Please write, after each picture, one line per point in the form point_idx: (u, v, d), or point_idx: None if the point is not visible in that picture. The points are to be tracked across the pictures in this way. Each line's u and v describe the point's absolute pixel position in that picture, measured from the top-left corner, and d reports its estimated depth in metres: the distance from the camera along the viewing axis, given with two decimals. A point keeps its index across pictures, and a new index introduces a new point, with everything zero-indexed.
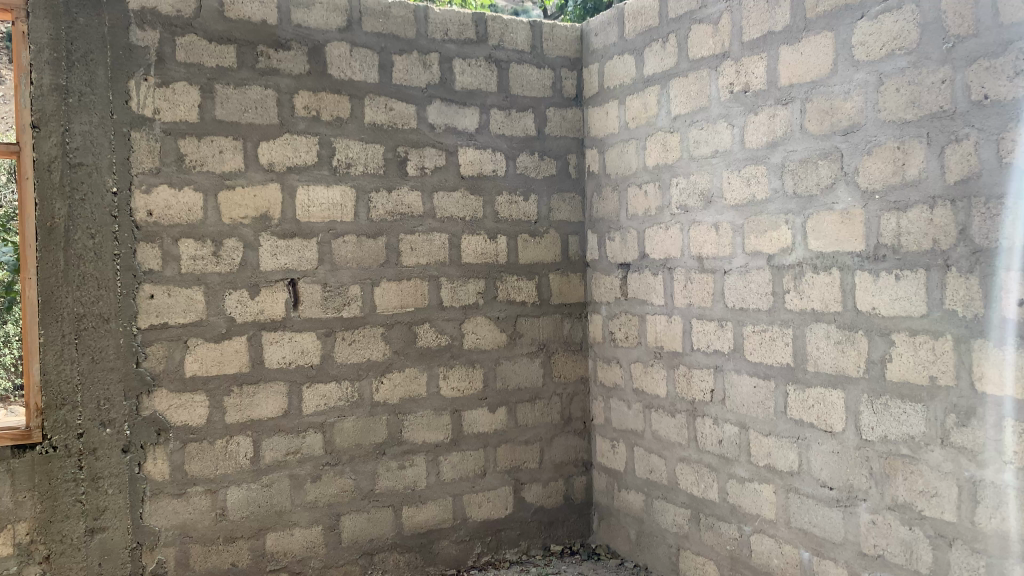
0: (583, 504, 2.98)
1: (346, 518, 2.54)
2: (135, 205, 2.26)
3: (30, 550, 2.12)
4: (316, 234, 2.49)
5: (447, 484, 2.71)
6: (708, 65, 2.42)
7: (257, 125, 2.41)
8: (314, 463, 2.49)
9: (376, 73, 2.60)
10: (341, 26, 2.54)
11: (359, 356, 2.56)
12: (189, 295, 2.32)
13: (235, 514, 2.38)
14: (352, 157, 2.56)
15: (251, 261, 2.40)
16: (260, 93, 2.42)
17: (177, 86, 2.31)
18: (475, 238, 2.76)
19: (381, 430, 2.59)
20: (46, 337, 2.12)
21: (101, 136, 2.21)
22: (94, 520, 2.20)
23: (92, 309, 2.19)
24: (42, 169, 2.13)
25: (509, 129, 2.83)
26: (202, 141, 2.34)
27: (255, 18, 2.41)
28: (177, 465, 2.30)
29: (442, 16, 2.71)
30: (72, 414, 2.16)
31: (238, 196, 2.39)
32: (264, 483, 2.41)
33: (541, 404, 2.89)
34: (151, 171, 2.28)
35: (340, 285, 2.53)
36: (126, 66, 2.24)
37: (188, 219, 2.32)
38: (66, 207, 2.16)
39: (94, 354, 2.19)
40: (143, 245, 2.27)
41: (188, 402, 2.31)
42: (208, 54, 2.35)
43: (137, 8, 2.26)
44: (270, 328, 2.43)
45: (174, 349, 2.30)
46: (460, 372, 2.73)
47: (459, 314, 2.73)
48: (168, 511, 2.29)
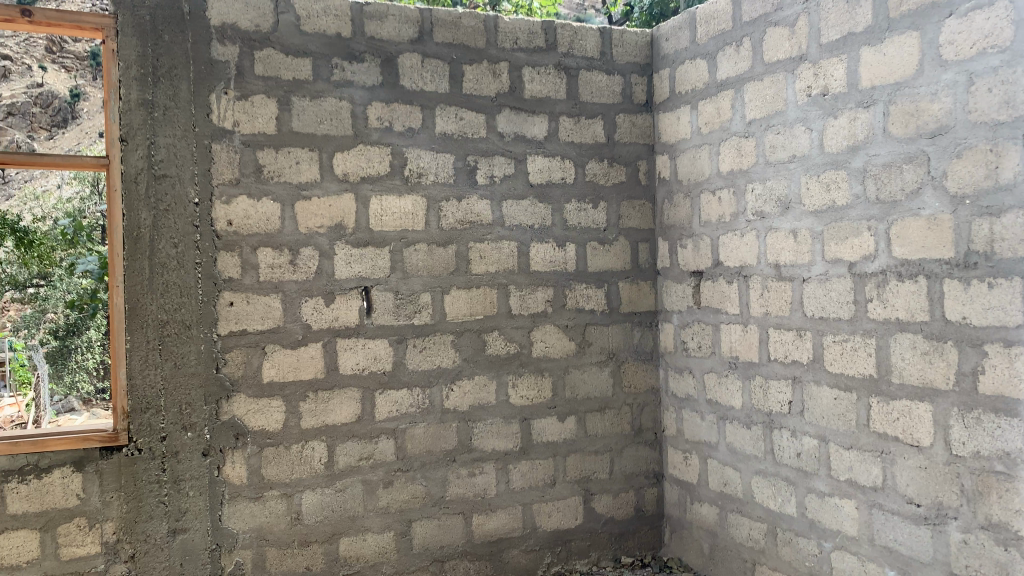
0: (655, 515, 2.93)
1: (417, 524, 2.55)
2: (215, 215, 2.32)
3: (117, 548, 2.21)
4: (389, 242, 2.53)
5: (517, 492, 2.70)
6: (785, 68, 2.36)
7: (332, 136, 2.46)
8: (386, 469, 2.51)
9: (446, 84, 2.62)
10: (413, 38, 2.57)
11: (430, 363, 2.58)
12: (267, 302, 2.37)
13: (310, 518, 2.41)
14: (424, 166, 2.58)
15: (326, 269, 2.45)
16: (335, 104, 2.47)
17: (255, 99, 2.37)
18: (544, 246, 2.75)
19: (452, 437, 2.60)
20: (132, 343, 2.21)
21: (184, 149, 2.29)
22: (176, 522, 2.26)
23: (175, 316, 2.26)
24: (130, 180, 2.22)
25: (579, 136, 2.82)
26: (280, 152, 2.40)
27: (330, 31, 2.47)
28: (254, 469, 2.35)
29: (511, 25, 2.72)
30: (155, 417, 2.24)
31: (314, 205, 2.44)
32: (338, 488, 2.45)
33: (612, 414, 2.86)
34: (231, 182, 2.34)
35: (411, 292, 2.56)
36: (209, 81, 2.32)
37: (266, 229, 2.38)
38: (151, 217, 2.24)
39: (177, 360, 2.26)
40: (223, 253, 2.33)
41: (265, 407, 2.37)
42: (285, 67, 2.41)
43: (218, 24, 2.33)
44: (344, 335, 2.46)
45: (252, 355, 2.36)
46: (530, 381, 2.72)
47: (529, 322, 2.72)
48: (246, 514, 2.34)
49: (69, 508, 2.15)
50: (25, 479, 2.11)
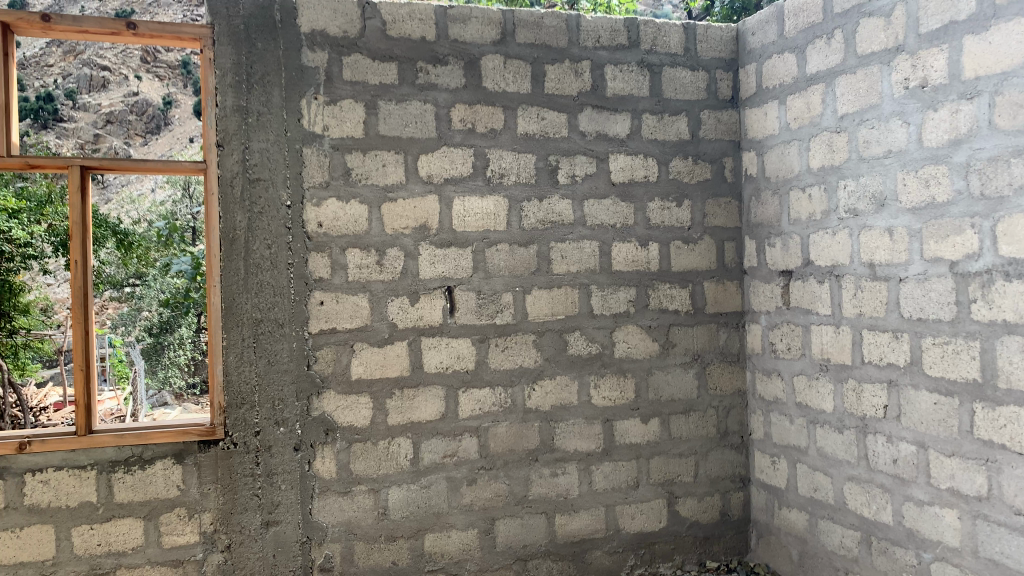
0: (741, 520, 2.87)
1: (500, 522, 2.57)
2: (306, 217, 2.39)
3: (214, 538, 2.30)
4: (471, 242, 2.55)
5: (599, 493, 2.68)
6: (879, 60, 2.28)
7: (417, 139, 2.50)
8: (470, 467, 2.54)
9: (529, 84, 2.63)
10: (495, 39, 2.59)
11: (512, 362, 2.59)
12: (356, 302, 2.43)
13: (396, 513, 2.46)
14: (505, 167, 2.60)
15: (411, 269, 2.49)
16: (420, 107, 2.51)
17: (344, 103, 2.43)
18: (627, 246, 2.73)
19: (534, 437, 2.61)
20: (228, 340, 2.30)
21: (277, 153, 2.36)
22: (269, 514, 2.34)
23: (268, 314, 2.34)
24: (226, 184, 2.31)
25: (663, 133, 2.79)
26: (367, 155, 2.45)
27: (415, 35, 2.51)
28: (343, 464, 2.41)
29: (593, 23, 2.71)
30: (250, 412, 2.32)
31: (400, 207, 2.48)
32: (423, 485, 2.49)
33: (697, 416, 2.81)
34: (321, 185, 2.41)
35: (493, 292, 2.57)
36: (299, 87, 2.39)
37: (354, 230, 2.43)
38: (245, 219, 2.33)
39: (270, 357, 2.34)
40: (314, 254, 2.39)
41: (354, 404, 2.42)
42: (372, 72, 2.46)
43: (308, 31, 2.40)
44: (429, 334, 2.50)
45: (341, 353, 2.41)
46: (612, 382, 2.70)
47: (611, 322, 2.70)
48: (335, 508, 2.40)
49: (170, 498, 2.26)
50: (131, 470, 2.22)
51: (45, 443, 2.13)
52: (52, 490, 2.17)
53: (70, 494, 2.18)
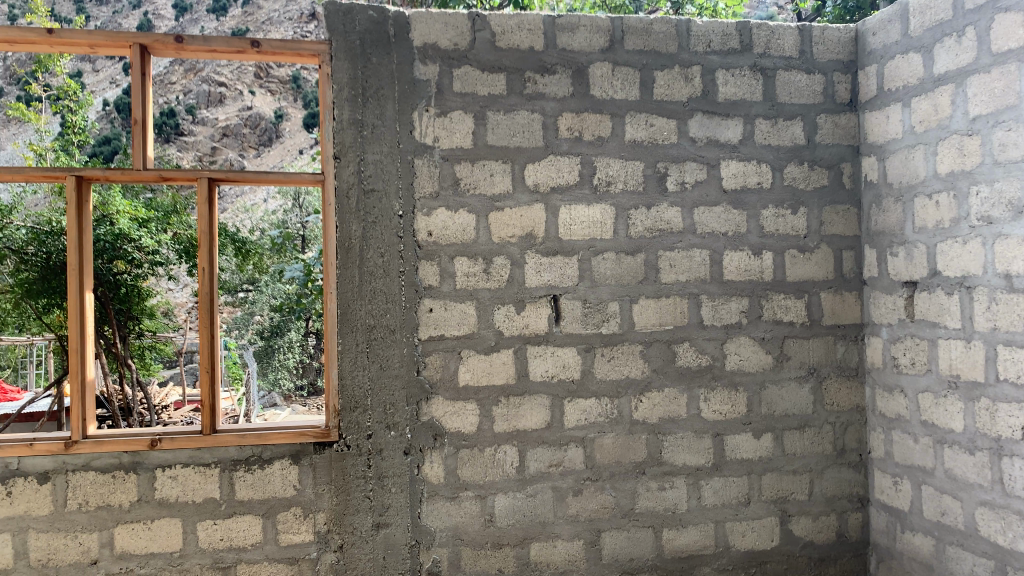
0: (859, 542, 2.74)
1: (607, 535, 2.54)
2: (417, 226, 2.44)
3: (327, 538, 2.37)
4: (577, 251, 2.54)
5: (709, 509, 2.61)
6: (1017, 57, 2.14)
7: (524, 148, 2.52)
8: (576, 477, 2.52)
9: (637, 91, 2.60)
10: (604, 47, 2.58)
11: (619, 372, 2.56)
12: (464, 309, 2.46)
13: (503, 521, 2.47)
14: (613, 175, 2.58)
15: (517, 278, 2.50)
16: (527, 117, 2.52)
17: (454, 115, 2.47)
18: (739, 255, 2.66)
19: (641, 449, 2.57)
20: (343, 345, 2.38)
21: (390, 164, 2.43)
22: (379, 516, 2.39)
23: (381, 321, 2.41)
24: (342, 195, 2.39)
25: (776, 138, 2.70)
26: (475, 165, 2.48)
27: (524, 46, 2.52)
28: (451, 469, 2.44)
29: (704, 28, 2.66)
30: (362, 416, 2.39)
31: (507, 215, 2.50)
32: (529, 493, 2.49)
33: (812, 432, 2.70)
34: (431, 195, 2.45)
35: (600, 301, 2.55)
36: (412, 99, 2.45)
37: (462, 239, 2.46)
38: (360, 228, 2.40)
39: (382, 362, 2.40)
40: (424, 263, 2.44)
41: (461, 410, 2.45)
42: (481, 83, 2.49)
43: (420, 45, 2.46)
44: (535, 342, 2.50)
45: (449, 360, 2.45)
46: (723, 395, 2.63)
47: (721, 333, 2.64)
48: (443, 513, 2.43)
49: (286, 497, 2.34)
50: (251, 469, 2.32)
51: (175, 440, 2.26)
52: (180, 485, 2.28)
53: (196, 490, 2.29)
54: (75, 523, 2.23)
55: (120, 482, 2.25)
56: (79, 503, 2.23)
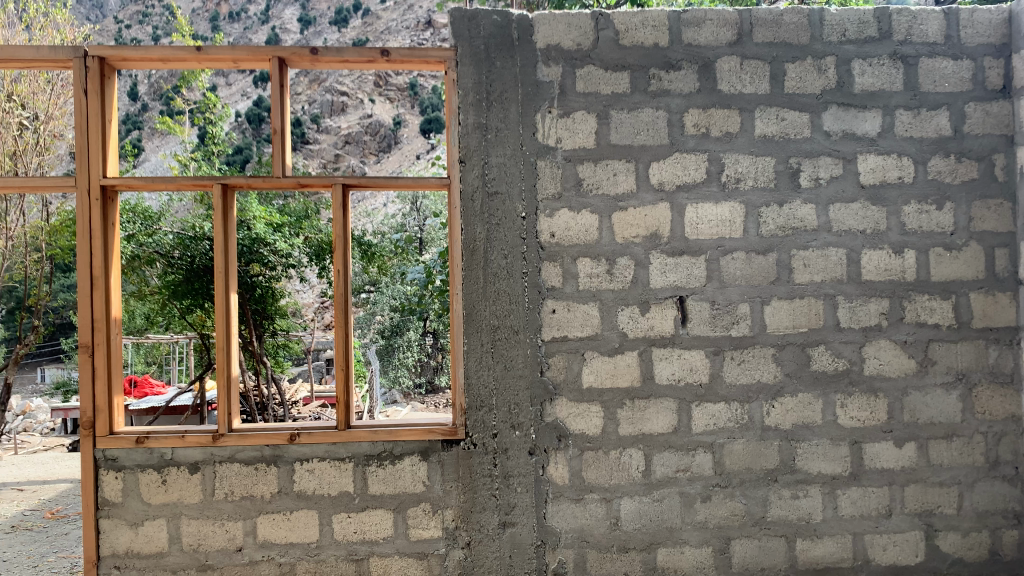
0: (1016, 562, 2.54)
1: (737, 543, 2.47)
2: (540, 228, 2.45)
3: (455, 535, 2.41)
4: (705, 251, 2.48)
5: (846, 520, 2.49)
6: None
7: (649, 146, 2.48)
8: (704, 483, 2.46)
9: (767, 84, 2.51)
10: (731, 40, 2.51)
11: (749, 377, 2.48)
12: (587, 310, 2.44)
13: (629, 524, 2.44)
14: (742, 172, 2.50)
15: (642, 278, 2.46)
16: (652, 114, 2.48)
17: (577, 115, 2.47)
18: (878, 253, 2.52)
19: (773, 456, 2.48)
20: (468, 346, 2.42)
21: (514, 167, 2.44)
22: (506, 515, 2.41)
23: (505, 321, 2.43)
24: (467, 198, 2.43)
25: (919, 130, 2.55)
26: (598, 165, 2.47)
27: (648, 43, 2.49)
28: (576, 471, 2.43)
29: (839, 16, 2.54)
30: (488, 415, 2.42)
31: (631, 215, 2.47)
32: (656, 498, 2.45)
33: (960, 442, 2.53)
34: (554, 196, 2.45)
35: (729, 302, 2.48)
36: (535, 101, 2.46)
37: (586, 240, 2.45)
38: (484, 229, 2.43)
39: (506, 362, 2.42)
40: (547, 264, 2.45)
41: (586, 411, 2.44)
42: (604, 82, 2.48)
43: (544, 46, 2.47)
44: (661, 344, 2.46)
45: (573, 361, 2.44)
46: (861, 401, 2.50)
47: (859, 336, 2.51)
48: (569, 514, 2.43)
49: (416, 493, 2.40)
50: (382, 464, 2.40)
51: (312, 435, 2.36)
52: (316, 478, 2.38)
53: (331, 483, 2.39)
54: (222, 511, 2.36)
55: (262, 474, 2.37)
56: (225, 493, 2.36)
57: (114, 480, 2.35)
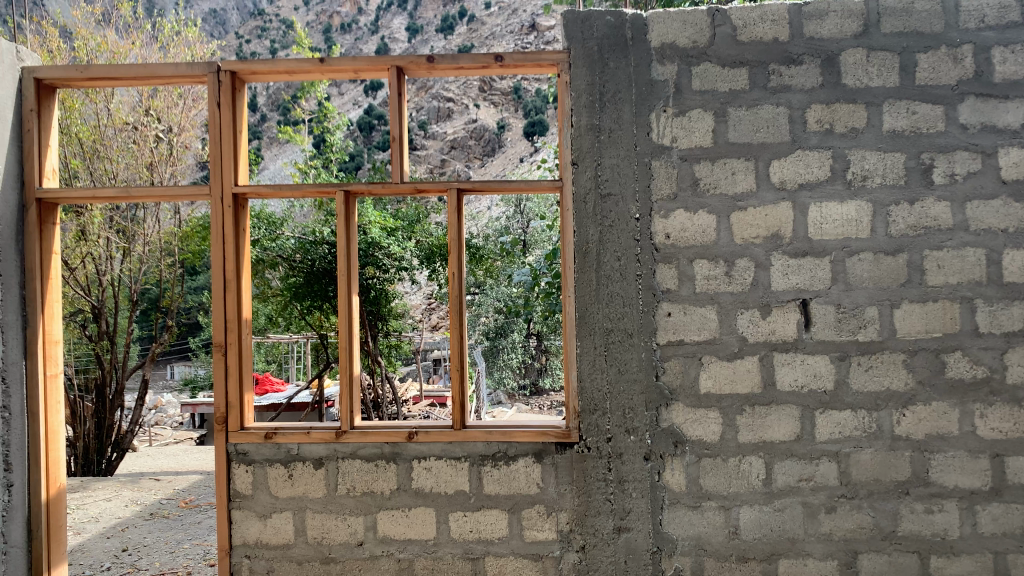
0: None
1: (864, 557, 2.36)
2: (655, 229, 2.42)
3: (570, 538, 2.41)
4: (829, 252, 2.38)
5: (986, 538, 2.34)
6: None
7: (769, 144, 2.40)
8: (828, 494, 2.36)
9: (896, 76, 2.39)
10: (857, 32, 2.41)
11: (877, 384, 2.37)
12: (704, 314, 2.39)
13: (749, 534, 2.37)
14: (869, 169, 2.39)
15: (762, 281, 2.39)
16: (772, 111, 2.41)
17: (693, 114, 2.42)
18: (1021, 254, 2.36)
19: (905, 467, 2.36)
20: (581, 348, 2.41)
21: (627, 168, 2.42)
22: (621, 520, 2.39)
23: (619, 325, 2.41)
24: (580, 200, 2.43)
25: None
26: (716, 164, 2.41)
27: (767, 38, 2.42)
28: (693, 478, 2.38)
29: (976, 2, 2.40)
30: (602, 418, 2.40)
31: (751, 216, 2.40)
32: (777, 507, 2.37)
33: None
34: (669, 197, 2.42)
35: (855, 305, 2.38)
36: (649, 101, 2.43)
37: (703, 241, 2.40)
38: (598, 232, 2.42)
39: (620, 366, 2.40)
40: (662, 265, 2.41)
41: (703, 418, 2.39)
42: (722, 79, 2.42)
43: (658, 45, 2.44)
44: (782, 349, 2.38)
45: (689, 366, 2.39)
46: (1003, 411, 2.35)
47: (1001, 342, 2.35)
48: (685, 522, 2.38)
49: (530, 494, 2.41)
50: (497, 465, 2.42)
51: (429, 434, 2.42)
52: (433, 477, 2.43)
53: (447, 482, 2.43)
54: (344, 506, 2.44)
55: (381, 470, 2.44)
56: (347, 488, 2.44)
57: (244, 473, 2.46)
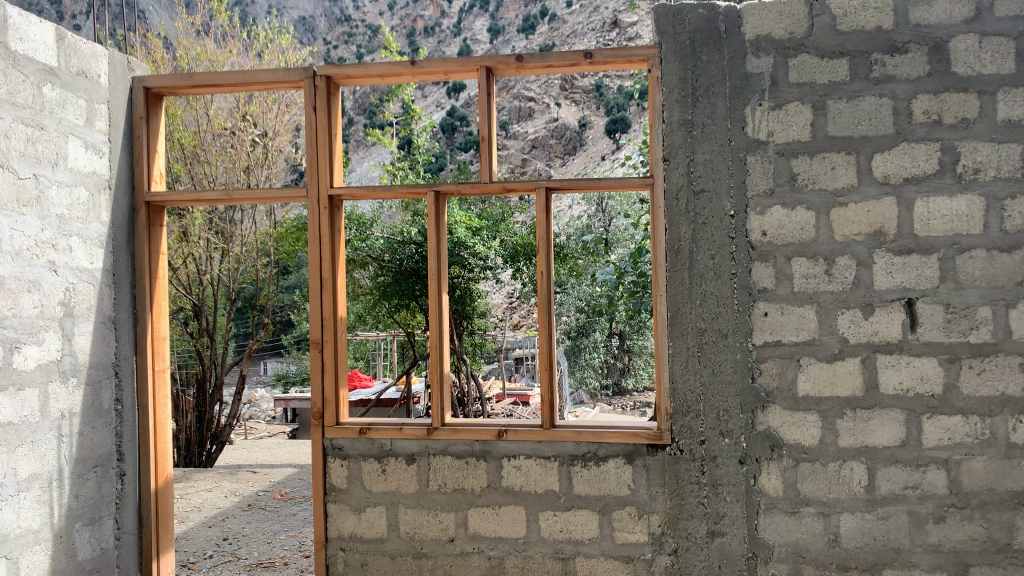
0: None
1: (976, 570, 2.24)
2: (750, 226, 2.35)
3: (661, 540, 2.37)
4: (938, 249, 2.27)
5: None
6: None
7: (871, 137, 2.31)
8: (937, 503, 2.25)
9: (1011, 62, 2.26)
10: (968, 17, 2.28)
11: (991, 388, 2.24)
12: (803, 314, 2.32)
13: (850, 542, 2.28)
14: (981, 161, 2.27)
15: (865, 279, 2.30)
16: (875, 102, 2.31)
17: (790, 107, 2.34)
18: None
19: (1021, 477, 2.23)
20: (674, 349, 2.37)
21: (721, 163, 2.37)
22: (714, 524, 2.34)
23: (713, 324, 2.35)
24: (672, 198, 2.39)
25: None
26: (814, 159, 2.33)
27: (869, 26, 2.32)
28: (790, 483, 2.31)
29: None
30: (695, 421, 2.36)
31: (852, 212, 2.31)
32: (881, 516, 2.27)
33: None
34: (765, 193, 2.35)
35: (966, 305, 2.25)
36: (744, 94, 2.37)
37: (801, 238, 2.33)
38: (690, 230, 2.37)
39: (715, 367, 2.35)
40: (758, 263, 2.35)
41: (801, 421, 2.31)
42: (821, 71, 2.34)
43: (753, 37, 2.37)
44: (886, 351, 2.28)
45: (787, 368, 2.32)
46: None
47: None
48: (782, 528, 2.31)
49: (621, 496, 2.39)
50: (587, 465, 2.41)
51: (519, 432, 2.42)
52: (523, 476, 2.43)
53: (537, 481, 2.43)
54: (436, 502, 2.47)
55: (472, 467, 2.46)
56: (439, 485, 2.47)
57: (340, 467, 2.52)
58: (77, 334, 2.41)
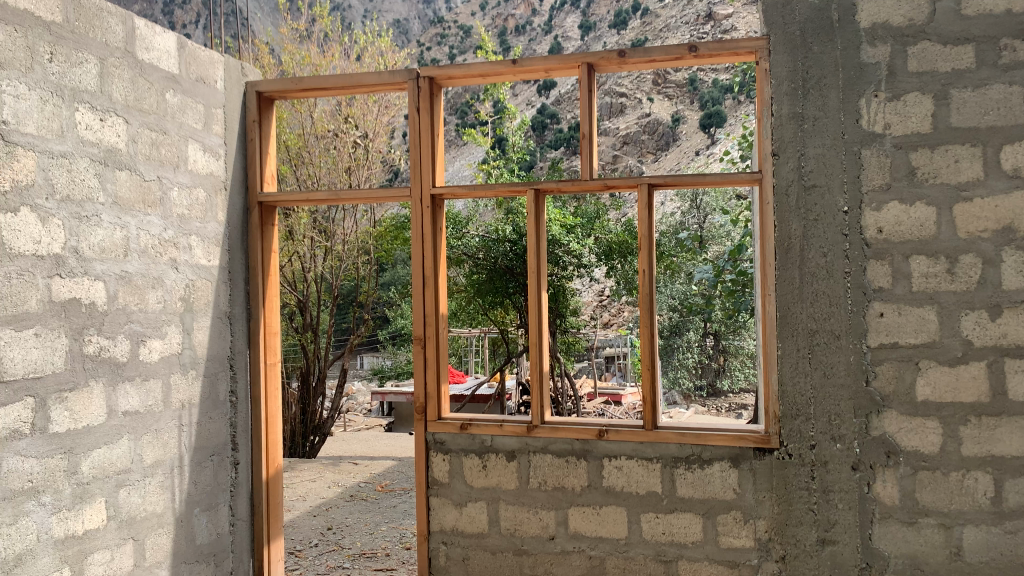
0: None
1: None
2: (865, 223, 2.26)
3: (768, 546, 2.30)
4: None
5: None
6: None
7: (1000, 127, 2.17)
8: None
9: None
10: None
11: None
12: (922, 315, 2.20)
13: (974, 556, 2.16)
14: None
15: (992, 279, 2.16)
16: (1004, 90, 2.17)
17: (909, 97, 2.23)
18: None
19: None
20: (783, 350, 2.30)
21: (834, 158, 2.28)
22: (825, 532, 2.26)
23: (824, 325, 2.27)
24: (781, 193, 2.32)
25: None
26: (936, 151, 2.21)
27: (998, 9, 2.18)
28: (907, 492, 2.20)
29: None
30: (805, 424, 2.28)
31: (978, 207, 2.18)
32: (1009, 529, 2.14)
33: None
34: (882, 188, 2.25)
35: None
36: (858, 85, 2.27)
37: (921, 235, 2.21)
38: (801, 226, 2.30)
39: (826, 369, 2.27)
40: (874, 262, 2.25)
41: (920, 427, 2.20)
42: (943, 58, 2.21)
43: (869, 25, 2.26)
44: (1015, 355, 2.14)
45: (905, 371, 2.21)
46: None
47: None
48: (899, 538, 2.21)
49: (726, 500, 2.34)
50: (691, 467, 2.36)
51: (620, 432, 2.40)
52: (625, 476, 2.41)
53: (639, 482, 2.40)
54: (536, 499, 2.48)
55: (572, 466, 2.45)
56: (539, 482, 2.48)
57: (442, 462, 2.56)
58: (195, 329, 2.53)
